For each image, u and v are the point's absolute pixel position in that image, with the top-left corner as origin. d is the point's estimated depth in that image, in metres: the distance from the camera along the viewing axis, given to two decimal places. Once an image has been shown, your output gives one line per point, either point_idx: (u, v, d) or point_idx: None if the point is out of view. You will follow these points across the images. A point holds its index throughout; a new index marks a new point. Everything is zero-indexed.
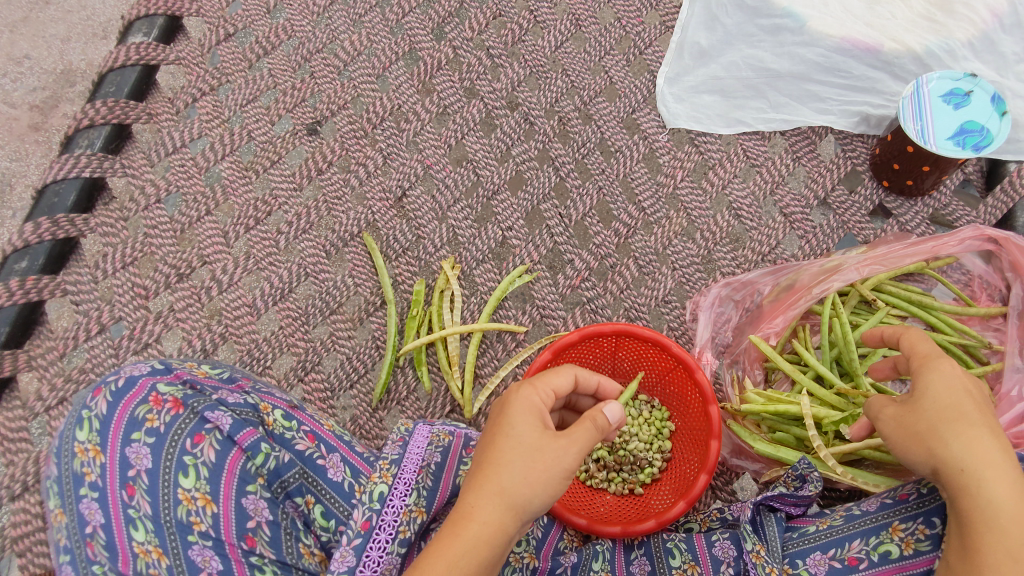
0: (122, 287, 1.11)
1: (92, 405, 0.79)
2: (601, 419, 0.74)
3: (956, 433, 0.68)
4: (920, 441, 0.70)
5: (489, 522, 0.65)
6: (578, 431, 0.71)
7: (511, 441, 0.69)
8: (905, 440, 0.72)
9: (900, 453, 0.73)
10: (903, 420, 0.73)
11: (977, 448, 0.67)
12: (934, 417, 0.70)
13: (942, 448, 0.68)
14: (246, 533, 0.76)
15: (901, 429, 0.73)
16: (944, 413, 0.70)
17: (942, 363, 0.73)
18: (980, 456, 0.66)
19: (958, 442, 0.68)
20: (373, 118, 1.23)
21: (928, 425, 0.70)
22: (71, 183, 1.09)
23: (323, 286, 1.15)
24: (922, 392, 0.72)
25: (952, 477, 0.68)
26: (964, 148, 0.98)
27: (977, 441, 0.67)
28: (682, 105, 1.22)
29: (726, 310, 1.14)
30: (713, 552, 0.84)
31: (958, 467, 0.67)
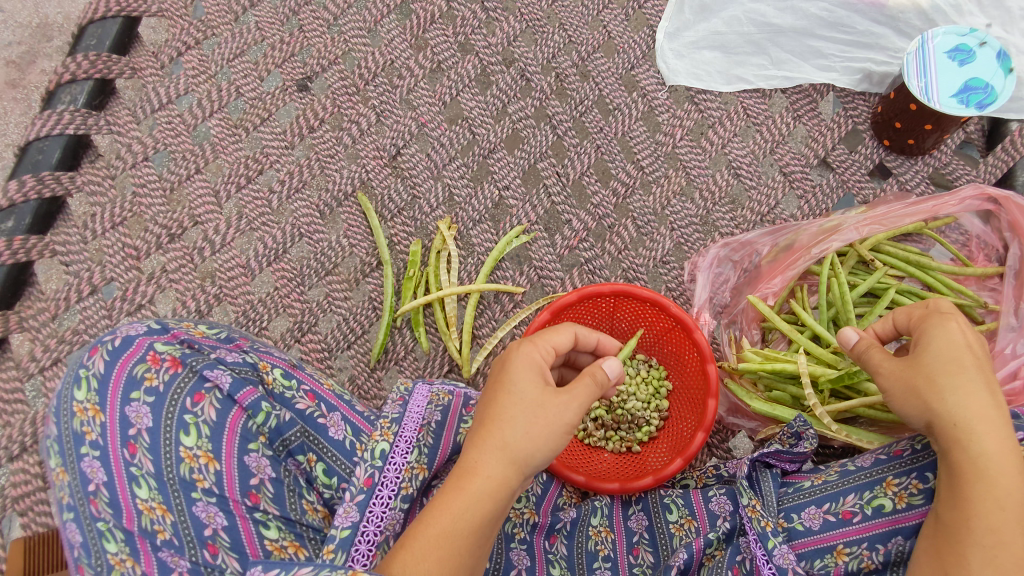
0: (113, 248, 1.09)
1: (89, 364, 0.78)
2: (600, 374, 0.74)
3: (954, 385, 0.69)
4: (918, 395, 0.71)
5: (492, 476, 0.66)
6: (578, 387, 0.71)
7: (512, 398, 0.69)
8: (903, 394, 0.72)
9: (897, 405, 0.73)
10: (903, 372, 0.73)
11: (973, 403, 0.68)
12: (935, 371, 0.70)
13: (938, 402, 0.69)
14: (249, 490, 0.76)
15: (902, 382, 0.72)
16: (945, 366, 0.70)
17: (948, 319, 0.73)
18: (973, 410, 0.68)
19: (955, 395, 0.69)
20: (365, 74, 1.19)
21: (929, 378, 0.70)
22: (55, 140, 1.06)
23: (317, 246, 1.13)
24: (927, 345, 0.72)
25: (944, 429, 0.69)
26: (968, 106, 0.97)
27: (972, 395, 0.68)
28: (682, 61, 1.20)
29: (725, 270, 1.13)
30: (710, 508, 0.85)
31: (950, 422, 0.68)
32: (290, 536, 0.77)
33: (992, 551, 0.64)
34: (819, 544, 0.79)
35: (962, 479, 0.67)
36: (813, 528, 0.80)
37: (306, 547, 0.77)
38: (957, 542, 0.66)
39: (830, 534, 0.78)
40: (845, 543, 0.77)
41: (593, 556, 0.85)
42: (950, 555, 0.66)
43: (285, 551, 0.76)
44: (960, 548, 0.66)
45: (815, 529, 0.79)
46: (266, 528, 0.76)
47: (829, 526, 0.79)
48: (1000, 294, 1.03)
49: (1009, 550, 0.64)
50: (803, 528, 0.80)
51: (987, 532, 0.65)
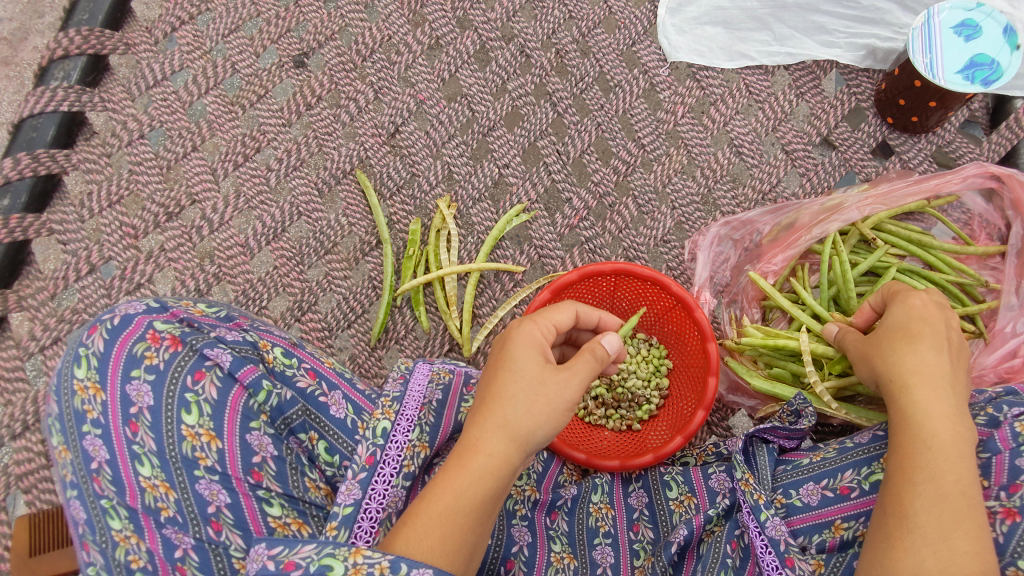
0: (110, 226, 1.08)
1: (89, 342, 0.78)
2: (598, 350, 0.74)
3: (897, 348, 0.73)
4: (868, 359, 0.76)
5: (494, 454, 0.67)
6: (578, 364, 0.71)
7: (507, 373, 0.69)
8: (862, 360, 0.78)
9: (860, 371, 0.79)
10: (862, 343, 0.79)
11: (911, 361, 0.71)
12: (885, 336, 0.75)
13: (880, 363, 0.74)
14: (252, 468, 0.76)
15: (860, 350, 0.79)
16: (892, 332, 0.74)
17: (912, 296, 0.77)
18: (913, 366, 0.70)
19: (894, 354, 0.72)
20: (363, 50, 1.18)
21: (877, 343, 0.76)
22: (49, 118, 1.04)
23: (316, 225, 1.13)
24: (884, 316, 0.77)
25: (886, 386, 0.73)
26: (973, 83, 0.96)
27: (911, 354, 0.71)
28: (684, 37, 1.18)
29: (725, 249, 1.13)
30: (709, 484, 0.87)
31: (888, 377, 0.72)
32: (293, 513, 0.77)
33: (924, 487, 0.65)
34: (817, 520, 0.79)
35: (901, 426, 0.69)
36: (812, 504, 0.80)
37: (310, 524, 0.78)
38: (896, 482, 0.67)
39: (828, 510, 0.79)
40: (842, 518, 0.78)
41: (594, 532, 0.86)
42: (890, 497, 0.67)
43: (288, 528, 0.76)
44: (898, 488, 0.67)
45: (813, 505, 0.80)
46: (269, 506, 0.76)
47: (827, 502, 0.79)
48: (1001, 273, 1.03)
49: (941, 486, 0.65)
50: (801, 503, 0.81)
51: (920, 469, 0.66)
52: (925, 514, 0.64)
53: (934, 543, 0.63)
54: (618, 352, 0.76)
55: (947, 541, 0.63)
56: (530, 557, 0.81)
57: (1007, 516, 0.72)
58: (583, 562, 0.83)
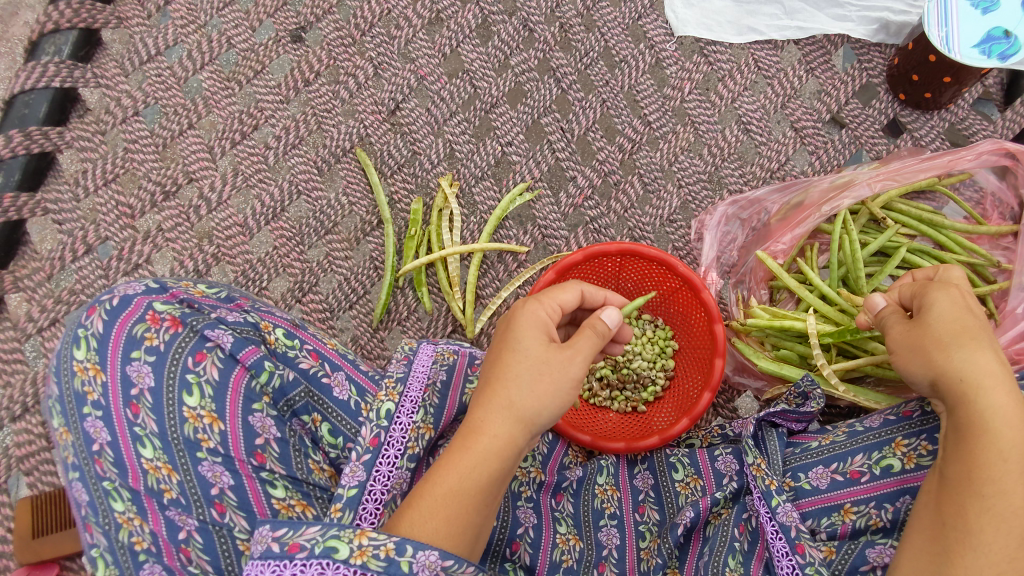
0: (106, 206, 1.06)
1: (87, 323, 0.77)
2: (599, 325, 0.72)
3: (962, 343, 0.68)
4: (922, 354, 0.70)
5: (499, 435, 0.66)
6: (581, 340, 0.70)
7: (515, 356, 0.68)
8: (911, 353, 0.72)
9: (903, 364, 0.73)
10: (910, 334, 0.72)
11: (982, 363, 0.67)
12: (943, 331, 0.69)
13: (944, 361, 0.68)
14: (255, 449, 0.75)
15: (909, 342, 0.72)
16: (951, 326, 0.69)
17: (948, 285, 0.73)
18: (981, 367, 0.67)
19: (963, 352, 0.67)
20: (361, 25, 1.15)
21: (935, 336, 0.69)
22: (41, 94, 1.02)
23: (316, 204, 1.11)
24: (930, 305, 0.72)
25: (950, 385, 0.68)
26: (989, 57, 0.94)
27: (980, 353, 0.67)
28: (692, 10, 1.15)
29: (733, 229, 1.10)
30: (716, 467, 0.86)
31: (958, 377, 0.67)
32: (297, 494, 0.76)
33: (992, 501, 0.63)
34: (826, 503, 0.79)
35: (968, 433, 0.66)
36: (821, 487, 0.80)
37: (314, 506, 0.77)
38: (958, 488, 0.65)
39: (837, 494, 0.78)
40: (852, 502, 0.77)
41: (599, 513, 0.85)
42: (953, 505, 0.65)
43: (292, 509, 0.75)
44: (961, 499, 0.64)
45: (822, 488, 0.79)
46: (273, 487, 0.75)
47: (837, 485, 0.79)
48: (1013, 253, 1.01)
49: (1008, 501, 0.63)
50: (810, 487, 0.80)
51: (991, 483, 0.63)
52: (993, 530, 0.62)
53: (999, 558, 0.62)
54: (619, 324, 0.74)
55: (1009, 557, 0.62)
56: (535, 539, 0.80)
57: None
58: (588, 544, 0.83)
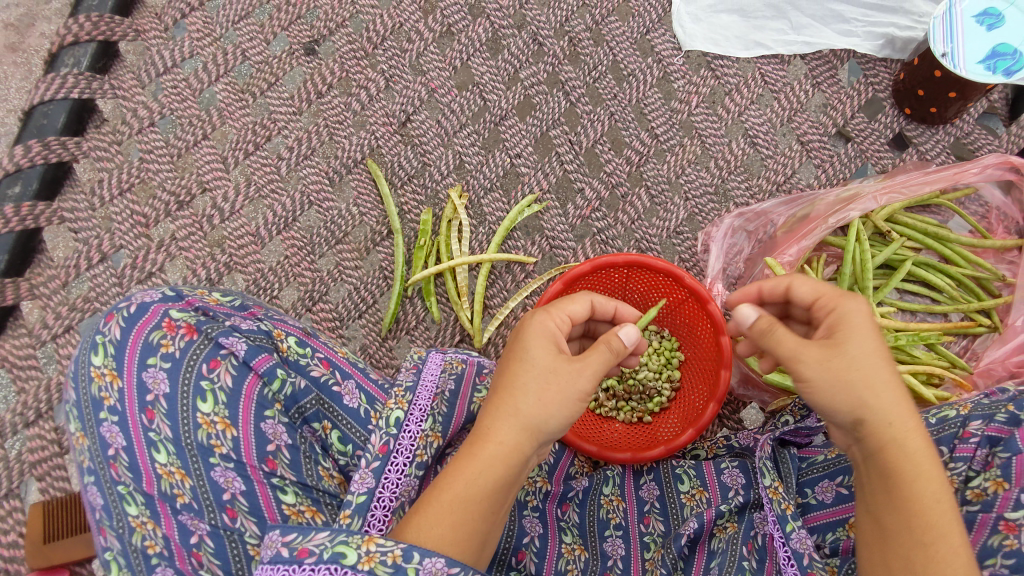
0: (121, 215, 1.08)
1: (104, 330, 0.78)
2: (615, 342, 0.73)
3: (886, 384, 0.64)
4: (856, 393, 0.64)
5: (504, 443, 0.66)
6: (592, 355, 0.70)
7: (519, 362, 0.69)
8: (835, 388, 0.65)
9: (820, 398, 0.66)
10: (830, 366, 0.65)
11: (897, 406, 0.64)
12: (869, 366, 0.64)
13: (873, 402, 0.64)
14: (267, 456, 0.76)
15: (834, 377, 0.65)
16: (876, 362, 0.65)
17: (867, 309, 0.68)
18: (902, 410, 0.64)
19: (889, 393, 0.64)
20: (374, 38, 1.17)
21: (863, 376, 0.64)
22: (59, 105, 1.04)
23: (327, 215, 1.12)
24: (845, 335, 0.66)
25: (876, 427, 0.64)
26: (995, 73, 0.96)
27: (898, 393, 0.65)
28: (699, 26, 1.17)
29: (739, 241, 1.11)
30: (722, 480, 0.86)
31: (885, 420, 0.64)
32: (307, 501, 0.77)
33: (934, 544, 0.61)
34: (832, 517, 0.79)
35: (897, 481, 0.63)
36: (826, 501, 0.80)
37: (323, 512, 0.78)
38: (911, 539, 0.61)
39: (842, 507, 0.79)
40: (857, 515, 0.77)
41: (605, 524, 0.87)
42: (910, 558, 0.61)
43: (302, 515, 0.76)
44: (910, 548, 0.61)
45: (827, 502, 0.80)
46: (284, 493, 0.76)
47: (842, 499, 0.79)
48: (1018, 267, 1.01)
49: (947, 538, 0.61)
50: (816, 502, 0.81)
51: (928, 527, 0.61)
52: (945, 564, 0.60)
53: None
54: (637, 340, 0.74)
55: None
56: (540, 548, 0.81)
57: (1006, 530, 0.68)
58: (593, 554, 0.84)
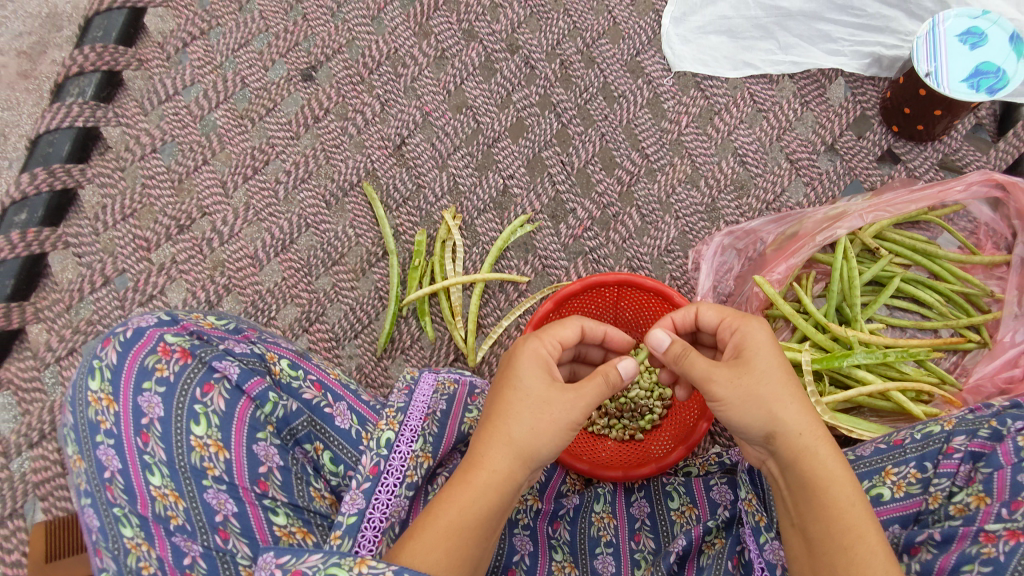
0: (124, 239, 1.11)
1: (102, 355, 0.81)
2: (612, 374, 0.72)
3: (792, 396, 0.70)
4: (767, 407, 0.69)
5: (497, 470, 0.68)
6: (588, 386, 0.71)
7: (513, 390, 0.70)
8: (748, 405, 0.70)
9: (736, 416, 0.71)
10: (740, 384, 0.70)
11: (806, 417, 0.70)
12: (776, 381, 0.70)
13: (783, 415, 0.69)
14: (258, 478, 0.77)
15: (745, 394, 0.70)
16: (781, 376, 0.70)
17: (760, 326, 0.74)
18: (810, 420, 0.70)
19: (795, 405, 0.70)
20: (369, 63, 1.20)
21: (771, 390, 0.70)
22: (65, 133, 1.08)
23: (324, 236, 1.14)
24: (749, 353, 0.71)
25: (790, 439, 0.70)
26: (978, 91, 0.97)
27: (804, 404, 0.70)
28: (689, 47, 1.19)
29: (729, 259, 1.12)
30: (711, 496, 0.88)
31: (796, 432, 0.69)
32: (298, 521, 0.79)
33: (858, 546, 0.65)
34: None
35: (815, 490, 0.68)
36: None
37: (314, 533, 0.79)
38: (838, 544, 0.66)
39: None
40: None
41: (595, 541, 0.86)
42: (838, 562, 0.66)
43: (293, 536, 0.77)
44: (837, 553, 0.66)
45: None
46: (275, 514, 0.77)
47: None
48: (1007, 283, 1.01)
49: (869, 540, 0.65)
50: None
51: (847, 533, 0.66)
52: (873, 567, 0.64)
53: None
54: (636, 372, 0.73)
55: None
56: (530, 566, 0.83)
57: (985, 539, 0.69)
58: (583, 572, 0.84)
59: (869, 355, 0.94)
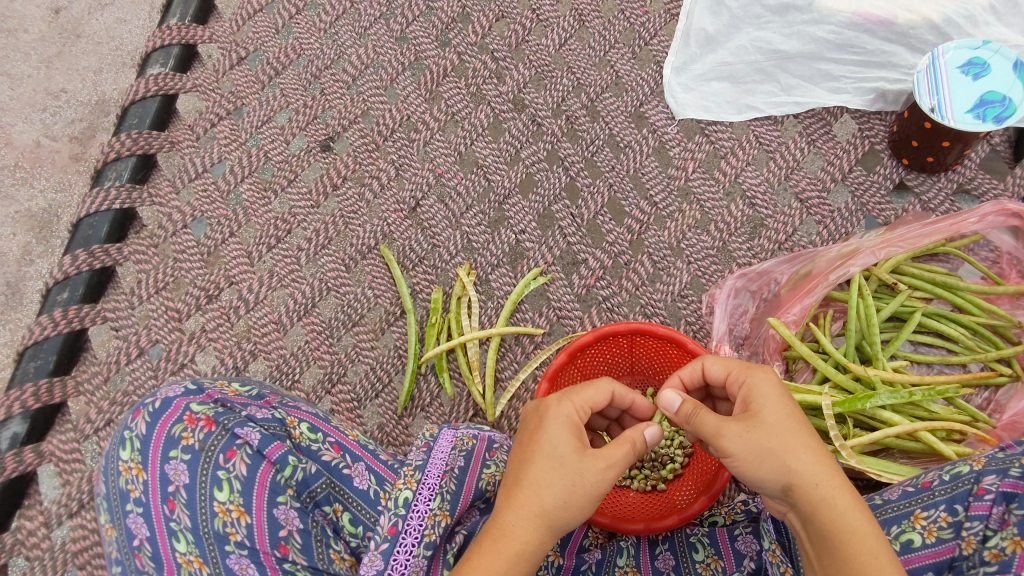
0: (157, 312, 1.16)
1: (133, 425, 0.84)
2: (639, 443, 0.74)
3: (804, 445, 0.68)
4: (779, 459, 0.68)
5: (528, 541, 0.68)
6: (615, 451, 0.72)
7: (548, 455, 0.70)
8: (760, 458, 0.68)
9: (749, 471, 0.69)
10: (750, 437, 0.69)
11: (820, 466, 0.68)
12: (786, 431, 0.69)
13: (797, 466, 0.68)
14: (279, 541, 0.79)
15: (757, 447, 0.69)
16: (790, 425, 0.69)
17: (766, 376, 0.74)
18: (827, 470, 0.68)
19: (808, 455, 0.68)
20: (384, 131, 1.25)
21: (782, 441, 0.68)
22: (103, 216, 1.14)
23: (344, 299, 1.18)
24: (757, 405, 0.71)
25: (807, 490, 0.68)
26: (985, 121, 0.97)
27: (819, 455, 0.69)
28: (691, 95, 1.21)
29: (743, 301, 1.14)
30: (736, 547, 0.85)
31: (812, 483, 0.67)
32: None
33: None
34: None
35: (835, 540, 0.66)
36: None
37: None
38: None
39: None
40: None
41: None
42: None
43: None
44: None
45: None
46: None
47: None
48: None
49: None
50: None
51: None
52: None
53: None
54: (660, 439, 0.75)
55: None
56: None
57: None
58: None
59: (894, 395, 0.92)
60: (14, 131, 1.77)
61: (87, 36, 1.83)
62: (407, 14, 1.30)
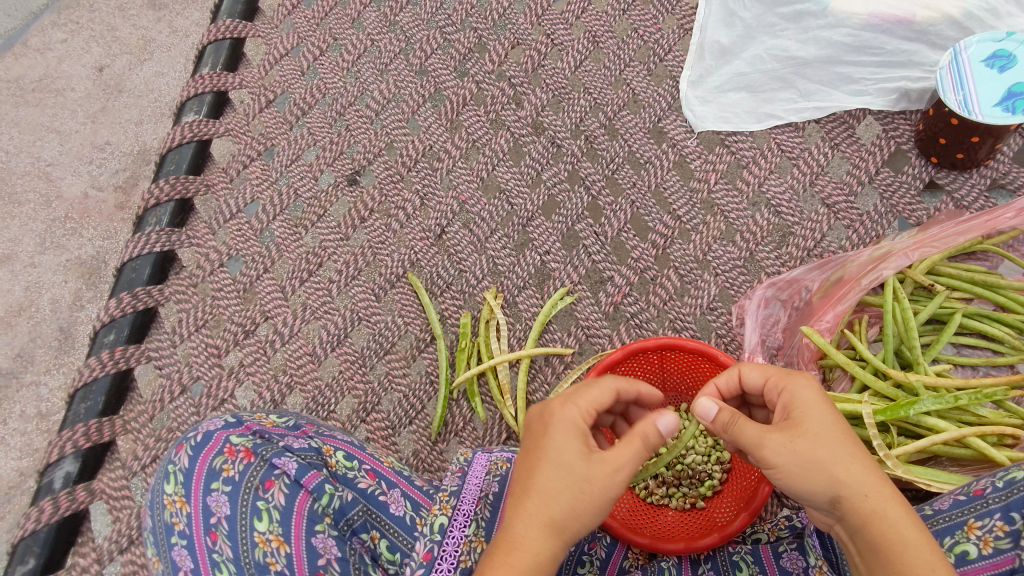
0: (198, 349, 1.20)
1: (176, 459, 0.87)
2: (653, 436, 0.70)
3: (853, 456, 0.67)
4: (825, 469, 0.67)
5: (540, 553, 0.68)
6: (625, 450, 0.70)
7: (555, 463, 0.70)
8: (807, 469, 0.67)
9: (797, 484, 0.68)
10: (796, 448, 0.67)
11: (870, 478, 0.66)
12: (832, 441, 0.67)
13: (847, 477, 0.66)
14: (318, 569, 0.80)
15: (802, 457, 0.67)
16: (831, 431, 0.68)
17: (808, 383, 0.72)
18: (878, 482, 0.67)
19: (857, 465, 0.67)
20: (408, 162, 1.28)
21: (829, 450, 0.67)
22: (145, 259, 1.19)
23: (375, 327, 1.20)
24: (801, 414, 0.69)
25: (857, 502, 0.66)
26: (1015, 114, 0.94)
27: (869, 465, 0.67)
28: (709, 107, 1.21)
29: (775, 310, 1.13)
30: (782, 564, 0.83)
31: (864, 494, 0.66)
32: None
33: None
34: None
35: (890, 554, 0.64)
36: None
37: None
38: None
39: None
40: None
41: None
42: None
43: None
44: None
45: None
46: None
47: None
48: None
49: None
50: None
51: None
52: None
53: None
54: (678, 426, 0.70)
55: None
56: None
57: None
58: None
59: (938, 401, 0.89)
60: (63, 184, 1.86)
61: (128, 91, 1.94)
62: (426, 48, 1.34)
